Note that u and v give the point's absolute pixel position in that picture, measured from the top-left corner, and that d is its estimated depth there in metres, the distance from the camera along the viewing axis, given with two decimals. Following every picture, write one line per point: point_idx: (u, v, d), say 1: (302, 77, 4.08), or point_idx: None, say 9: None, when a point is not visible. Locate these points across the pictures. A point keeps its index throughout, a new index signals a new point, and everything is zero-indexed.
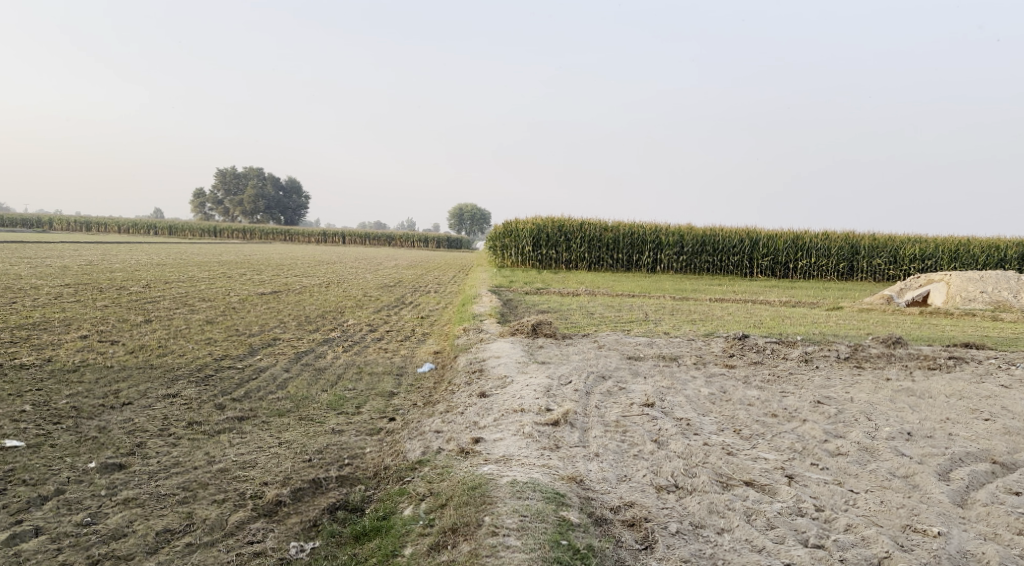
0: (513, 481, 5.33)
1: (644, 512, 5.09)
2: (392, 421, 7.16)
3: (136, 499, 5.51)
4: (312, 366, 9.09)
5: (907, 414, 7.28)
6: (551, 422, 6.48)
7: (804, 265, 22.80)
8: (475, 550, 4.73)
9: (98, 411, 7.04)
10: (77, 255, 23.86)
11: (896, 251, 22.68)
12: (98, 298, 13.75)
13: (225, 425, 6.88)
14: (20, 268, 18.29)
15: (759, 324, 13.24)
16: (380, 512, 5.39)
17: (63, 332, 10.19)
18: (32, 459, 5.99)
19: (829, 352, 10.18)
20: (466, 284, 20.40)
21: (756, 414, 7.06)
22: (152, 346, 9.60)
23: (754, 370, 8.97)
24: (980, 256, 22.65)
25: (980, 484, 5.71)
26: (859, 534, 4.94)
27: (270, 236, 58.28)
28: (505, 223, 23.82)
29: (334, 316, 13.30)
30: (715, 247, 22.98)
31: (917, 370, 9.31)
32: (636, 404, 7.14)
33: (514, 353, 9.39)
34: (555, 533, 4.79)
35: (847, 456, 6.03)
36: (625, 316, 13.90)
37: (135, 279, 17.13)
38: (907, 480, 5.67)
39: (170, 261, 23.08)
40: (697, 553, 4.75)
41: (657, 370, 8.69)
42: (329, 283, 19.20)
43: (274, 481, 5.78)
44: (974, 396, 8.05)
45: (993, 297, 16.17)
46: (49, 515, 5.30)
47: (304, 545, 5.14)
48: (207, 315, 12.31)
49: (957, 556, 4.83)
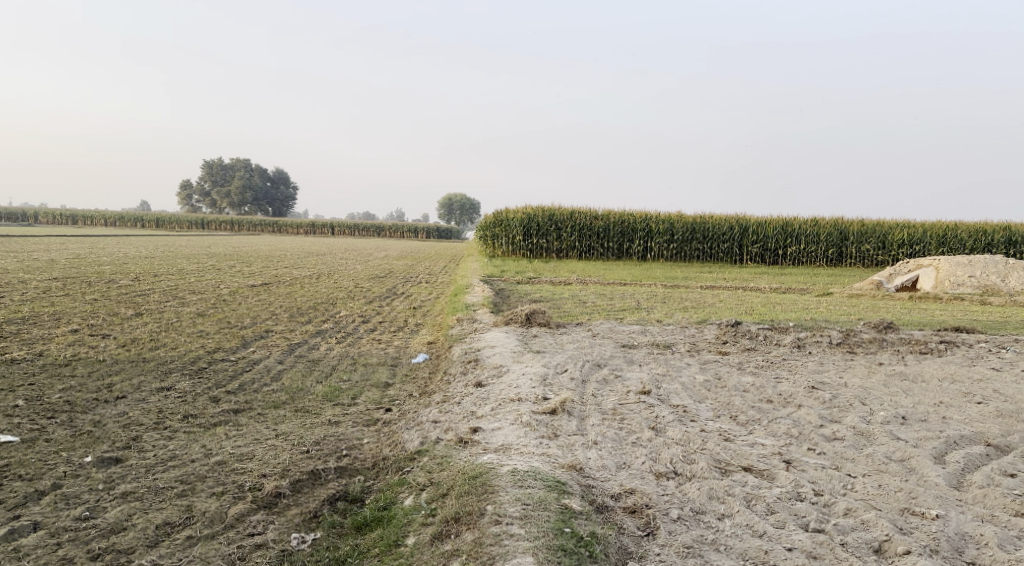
0: (514, 470, 5.34)
1: (645, 499, 5.11)
2: (388, 412, 7.15)
3: (134, 493, 5.49)
4: (306, 358, 9.08)
5: (901, 398, 7.33)
6: (548, 411, 6.50)
7: (793, 251, 22.87)
8: (478, 539, 4.73)
9: (91, 405, 7.01)
10: (64, 249, 23.63)
11: (885, 236, 22.76)
12: (87, 292, 13.66)
13: (221, 418, 6.86)
14: (8, 262, 18.19)
15: (750, 310, 13.31)
16: (381, 502, 5.40)
17: (54, 326, 10.13)
18: (27, 454, 5.96)
19: (822, 337, 10.23)
20: (457, 274, 20.39)
21: (752, 400, 7.09)
22: (144, 339, 9.55)
23: (748, 357, 9.00)
24: (968, 241, 22.80)
25: (975, 466, 5.77)
26: (859, 518, 4.98)
27: (259, 228, 58.07)
28: (495, 213, 23.82)
29: (326, 307, 13.28)
30: (705, 235, 23.04)
31: (909, 355, 9.37)
32: (632, 392, 7.17)
33: (508, 342, 9.40)
34: (558, 521, 4.80)
35: (844, 440, 6.06)
36: (617, 304, 13.93)
37: (123, 273, 17.01)
38: (903, 464, 5.71)
39: (158, 254, 22.93)
40: (698, 538, 4.78)
41: (652, 358, 8.72)
42: (320, 274, 19.17)
43: (273, 473, 5.78)
44: (966, 380, 8.12)
45: (982, 282, 16.31)
46: (47, 510, 5.28)
47: (305, 536, 5.14)
48: (198, 308, 12.26)
49: (955, 538, 4.87)
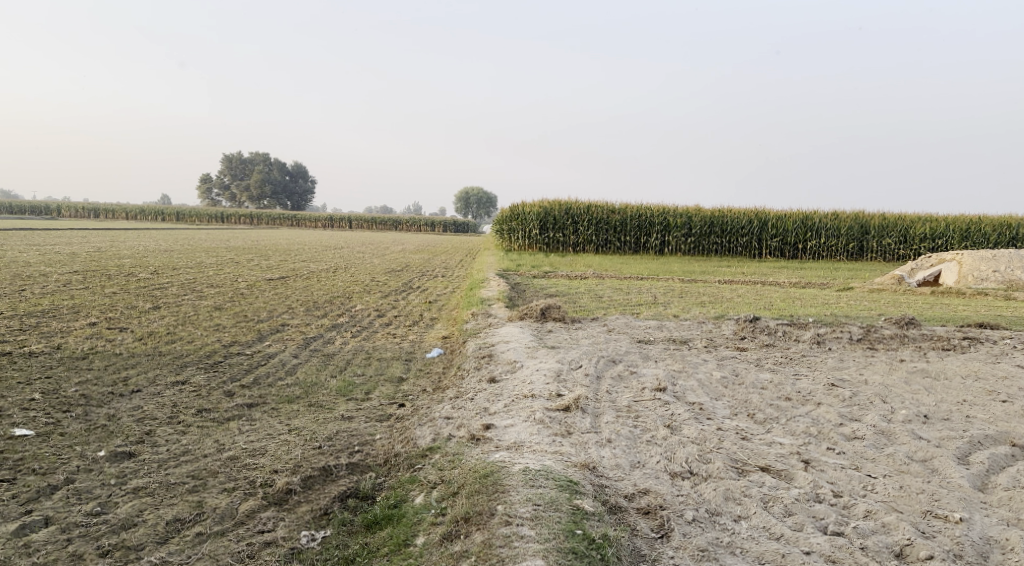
0: (525, 469, 5.27)
1: (659, 499, 5.02)
2: (401, 407, 7.11)
3: (146, 488, 5.47)
4: (321, 352, 9.06)
5: (923, 396, 7.18)
6: (562, 407, 6.43)
7: (813, 245, 22.60)
8: (488, 540, 4.66)
9: (107, 399, 7.01)
10: (86, 242, 23.81)
11: (907, 229, 22.45)
12: (107, 284, 13.73)
13: (235, 412, 6.83)
14: (29, 254, 18.32)
15: (769, 305, 13.16)
16: (391, 500, 5.34)
17: (72, 320, 10.16)
18: (42, 448, 5.96)
19: (842, 333, 10.06)
20: (474, 267, 20.32)
21: (769, 397, 6.97)
22: (161, 333, 9.57)
23: (765, 353, 8.87)
24: (992, 234, 22.49)
25: (1000, 467, 5.62)
26: (879, 520, 4.87)
27: (277, 221, 58.34)
28: (512, 207, 23.73)
29: (342, 301, 13.29)
30: (723, 229, 22.89)
31: (931, 351, 9.20)
32: (648, 388, 7.08)
33: (523, 337, 9.33)
34: (570, 522, 4.73)
35: (864, 440, 5.94)
36: (634, 299, 13.83)
37: (143, 266, 17.13)
38: (926, 464, 5.59)
39: (178, 248, 23.04)
40: (714, 541, 4.68)
41: (668, 354, 8.61)
42: (337, 267, 19.20)
43: (285, 469, 5.74)
44: (990, 377, 7.95)
45: (1006, 277, 16.02)
46: (59, 504, 5.27)
47: (315, 534, 5.09)
48: (215, 301, 12.29)
49: (980, 543, 4.74)
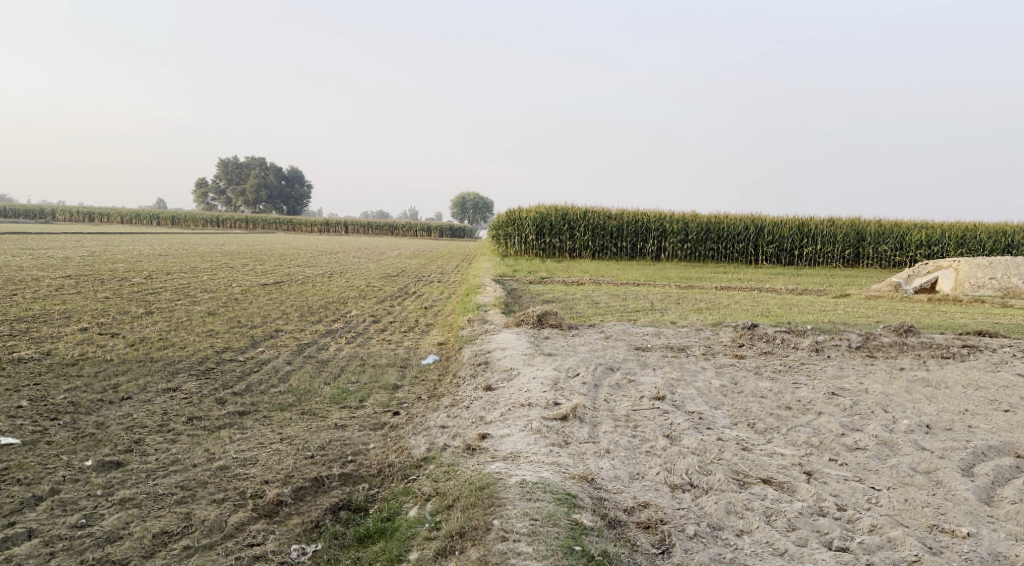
0: (522, 482, 5.15)
1: (659, 513, 4.90)
2: (396, 415, 6.98)
3: (133, 499, 5.34)
4: (314, 358, 8.93)
5: (925, 405, 7.07)
6: (559, 417, 6.31)
7: (809, 251, 22.54)
8: (483, 556, 4.55)
9: (96, 407, 6.87)
10: (82, 247, 23.66)
11: (903, 236, 22.40)
12: (100, 289, 13.57)
13: (226, 420, 6.69)
14: (22, 259, 18.15)
15: (767, 312, 13.06)
16: (385, 513, 5.22)
17: (64, 325, 10.03)
18: (27, 458, 5.82)
19: (841, 341, 9.95)
20: (469, 273, 20.25)
21: (770, 406, 6.86)
22: (152, 338, 9.43)
23: (764, 361, 8.75)
24: (987, 242, 22.40)
25: (1006, 480, 5.52)
26: (885, 535, 4.76)
27: (274, 226, 58.16)
28: (508, 212, 23.66)
29: (337, 307, 13.13)
30: (720, 235, 22.72)
31: (930, 360, 9.10)
32: (646, 397, 6.96)
33: (519, 344, 9.18)
34: (567, 538, 4.62)
35: (867, 451, 5.83)
36: (631, 305, 13.70)
37: (137, 271, 16.97)
38: (929, 476, 5.49)
39: (174, 252, 22.90)
40: (716, 557, 4.58)
41: (666, 361, 8.50)
42: (331, 272, 19.02)
43: (275, 480, 5.60)
44: (991, 386, 7.85)
45: (1003, 285, 15.87)
46: (44, 516, 5.13)
47: (306, 548, 4.97)
48: (209, 306, 12.14)
49: (988, 559, 4.64)
